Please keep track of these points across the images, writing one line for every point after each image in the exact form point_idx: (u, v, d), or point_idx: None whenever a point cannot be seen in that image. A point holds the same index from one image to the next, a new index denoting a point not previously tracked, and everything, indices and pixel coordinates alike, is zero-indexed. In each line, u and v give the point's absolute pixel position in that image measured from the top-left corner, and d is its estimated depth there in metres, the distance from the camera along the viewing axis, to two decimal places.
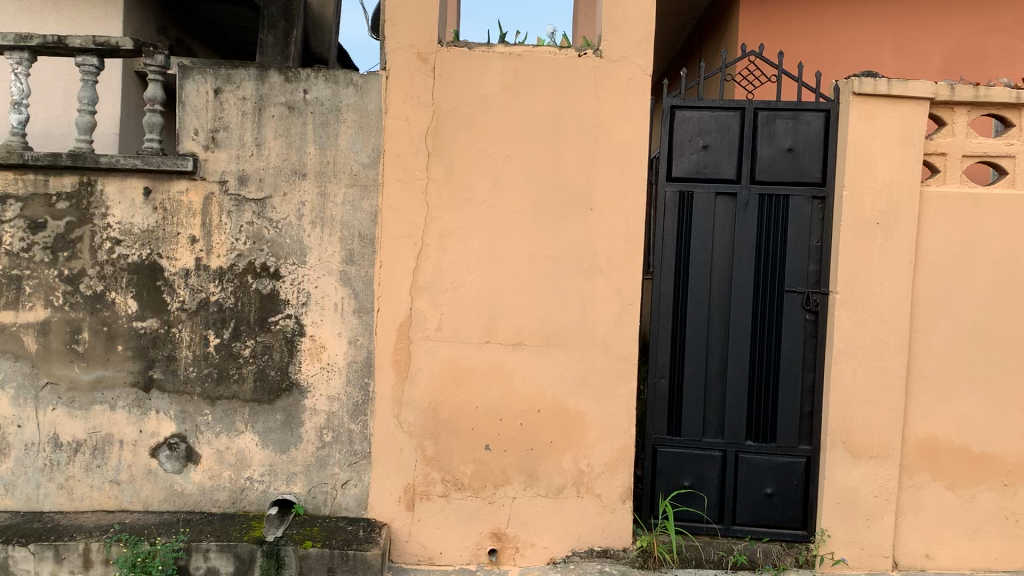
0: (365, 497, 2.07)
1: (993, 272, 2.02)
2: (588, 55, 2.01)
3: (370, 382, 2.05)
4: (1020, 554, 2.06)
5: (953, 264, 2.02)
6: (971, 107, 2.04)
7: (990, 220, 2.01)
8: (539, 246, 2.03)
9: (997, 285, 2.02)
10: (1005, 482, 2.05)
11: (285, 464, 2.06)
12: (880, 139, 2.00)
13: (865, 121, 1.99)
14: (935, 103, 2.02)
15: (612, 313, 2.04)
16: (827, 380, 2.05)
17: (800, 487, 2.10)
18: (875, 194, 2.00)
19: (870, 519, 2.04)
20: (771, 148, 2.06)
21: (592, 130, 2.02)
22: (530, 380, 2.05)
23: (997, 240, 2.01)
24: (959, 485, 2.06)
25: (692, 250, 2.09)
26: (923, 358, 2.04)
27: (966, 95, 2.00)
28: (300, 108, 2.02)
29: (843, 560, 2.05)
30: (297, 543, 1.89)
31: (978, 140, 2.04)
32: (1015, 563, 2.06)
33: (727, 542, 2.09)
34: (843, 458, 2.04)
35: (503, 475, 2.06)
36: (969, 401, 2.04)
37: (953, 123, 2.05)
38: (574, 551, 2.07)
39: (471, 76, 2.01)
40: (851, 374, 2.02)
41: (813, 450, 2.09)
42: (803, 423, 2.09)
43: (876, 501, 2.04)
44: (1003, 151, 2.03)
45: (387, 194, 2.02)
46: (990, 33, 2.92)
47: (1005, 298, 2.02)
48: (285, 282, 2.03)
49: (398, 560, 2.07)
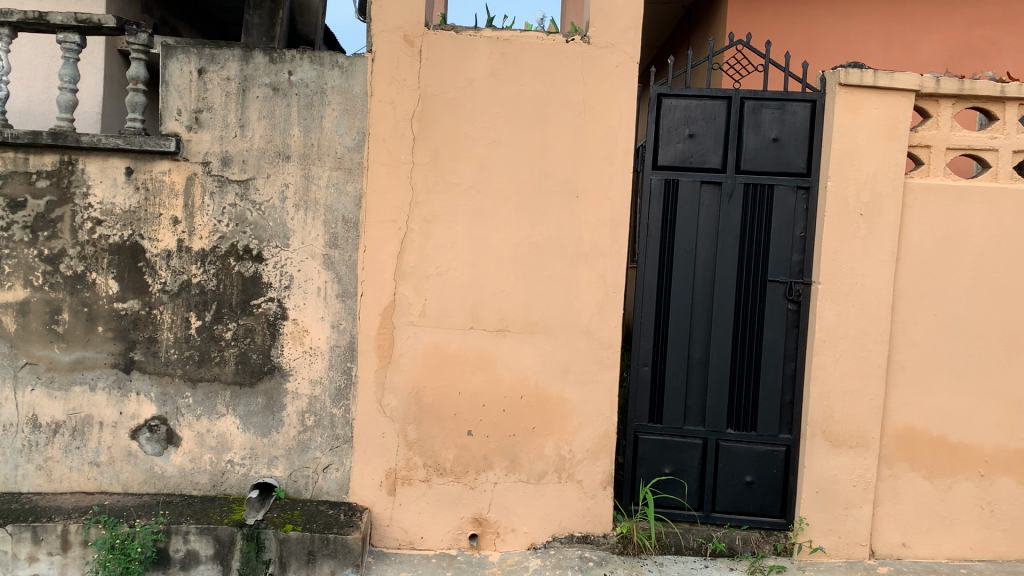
0: (346, 481, 2.07)
1: (974, 264, 2.03)
2: (575, 41, 2.00)
3: (352, 366, 2.05)
4: (995, 544, 2.09)
5: (936, 256, 2.03)
6: (956, 100, 2.05)
7: (972, 213, 2.02)
8: (524, 233, 2.03)
9: (978, 278, 2.03)
10: (982, 473, 2.07)
11: (267, 448, 2.05)
12: (866, 131, 2.00)
13: (851, 112, 2.00)
14: (920, 95, 2.03)
15: (596, 301, 2.04)
16: (808, 369, 2.06)
17: (779, 475, 2.12)
18: (859, 185, 2.00)
19: (848, 508, 2.06)
20: (757, 138, 2.07)
21: (578, 116, 2.01)
22: (513, 366, 2.05)
23: (979, 232, 2.02)
24: (936, 476, 2.08)
25: (677, 239, 2.09)
26: (904, 349, 2.05)
27: (952, 88, 2.01)
28: (284, 89, 2.00)
29: (821, 548, 2.06)
30: (278, 526, 1.89)
31: (963, 133, 2.05)
32: (990, 553, 2.09)
33: (706, 530, 2.11)
34: (823, 448, 2.05)
35: (485, 461, 2.06)
36: (949, 393, 2.06)
37: (938, 116, 2.05)
38: (554, 537, 2.08)
39: (458, 60, 2.00)
40: (832, 364, 2.03)
41: (793, 440, 2.10)
42: (784, 413, 2.11)
43: (855, 490, 2.06)
44: (987, 144, 2.04)
45: (372, 178, 2.01)
46: (977, 27, 2.93)
47: (986, 291, 2.04)
48: (268, 265, 2.02)
49: (379, 544, 2.07)
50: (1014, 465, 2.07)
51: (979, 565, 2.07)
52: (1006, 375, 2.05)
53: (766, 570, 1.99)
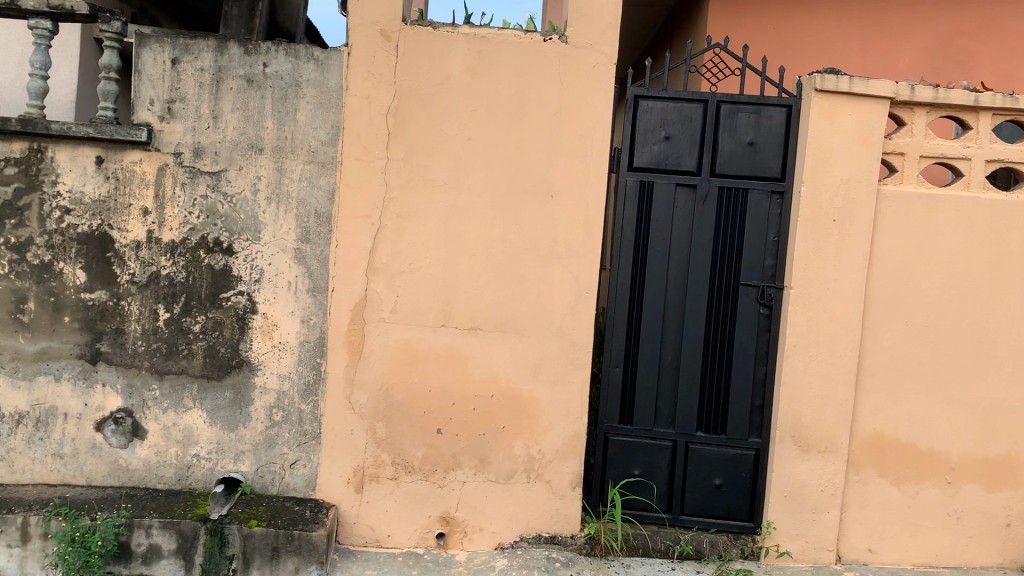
0: (313, 478, 2.05)
1: (945, 272, 2.04)
2: (553, 40, 1.99)
3: (322, 363, 2.03)
4: (960, 551, 2.10)
5: (907, 263, 2.04)
6: (930, 109, 2.05)
7: (943, 221, 2.03)
8: (498, 232, 2.02)
9: (948, 285, 2.04)
10: (949, 480, 2.08)
11: (233, 442, 2.04)
12: (840, 137, 2.00)
13: (826, 118, 2.00)
14: (895, 103, 2.03)
15: (569, 301, 2.04)
16: (778, 374, 2.06)
17: (748, 478, 2.12)
18: (832, 191, 2.01)
19: (816, 513, 2.07)
20: (732, 142, 2.07)
21: (554, 116, 2.01)
22: (483, 365, 2.04)
23: (950, 240, 2.03)
24: (904, 482, 2.08)
25: (651, 241, 2.09)
26: (874, 355, 2.06)
27: (926, 96, 2.02)
28: (259, 81, 1.98)
29: (788, 553, 2.07)
30: (242, 521, 1.87)
31: (937, 141, 2.06)
32: (955, 560, 2.10)
33: (675, 532, 2.11)
34: (791, 452, 2.06)
35: (454, 459, 2.05)
36: (917, 400, 2.07)
37: (912, 124, 2.06)
38: (522, 537, 2.08)
39: (435, 57, 1.99)
40: (802, 369, 2.04)
41: (762, 444, 2.10)
42: (753, 416, 2.11)
43: (823, 495, 2.06)
44: (959, 153, 2.05)
45: (345, 173, 2.00)
46: (954, 37, 2.96)
47: (956, 298, 2.05)
48: (238, 258, 2.00)
49: (345, 541, 2.06)
50: (981, 473, 2.08)
51: (943, 571, 2.08)
52: (975, 384, 2.06)
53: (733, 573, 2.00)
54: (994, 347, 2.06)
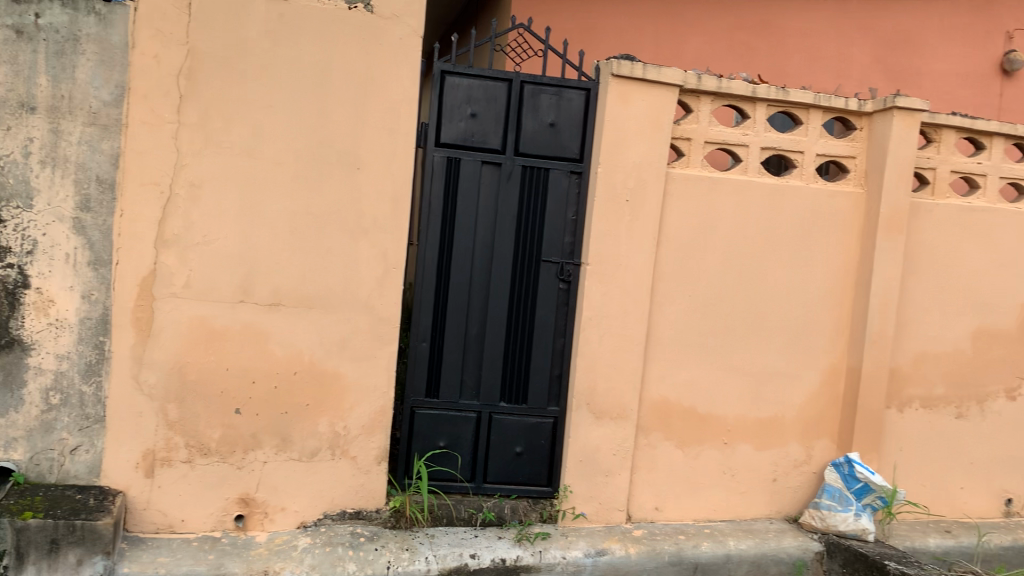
0: (97, 463, 1.92)
1: (724, 250, 2.21)
2: (358, 9, 1.95)
3: (105, 341, 1.90)
4: (734, 505, 2.30)
5: (691, 242, 2.19)
6: (713, 97, 2.21)
7: (723, 203, 2.20)
8: (300, 204, 1.97)
9: (728, 262, 2.22)
10: (726, 441, 2.27)
11: (3, 429, 1.86)
12: (634, 120, 2.11)
13: (621, 102, 2.10)
14: (684, 90, 2.17)
15: (374, 276, 2.02)
16: (575, 346, 2.16)
17: (547, 446, 2.20)
18: (626, 172, 2.12)
19: (608, 476, 2.19)
20: (534, 121, 2.12)
21: (359, 87, 1.97)
22: (285, 341, 1.99)
23: (727, 221, 2.21)
24: (687, 444, 2.25)
25: (456, 217, 2.11)
26: (662, 327, 2.20)
27: (710, 85, 2.17)
28: (30, 33, 1.80)
29: (582, 515, 2.18)
30: (15, 514, 1.73)
31: (719, 128, 2.22)
32: (729, 514, 2.30)
33: (477, 500, 2.16)
34: (586, 420, 2.16)
35: (253, 439, 1.99)
36: (699, 368, 2.23)
37: (698, 111, 2.21)
38: (325, 514, 2.05)
39: (231, 17, 1.89)
40: (597, 341, 2.14)
41: (560, 412, 2.20)
42: (552, 386, 2.20)
43: (614, 459, 2.19)
44: (738, 139, 2.22)
45: (131, 137, 1.87)
46: (735, 33, 3.19)
47: (734, 274, 2.23)
48: (7, 228, 1.83)
49: (134, 529, 1.94)
50: (753, 434, 2.29)
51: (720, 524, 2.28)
52: (749, 352, 2.26)
53: (532, 537, 2.08)
54: (765, 319, 2.26)
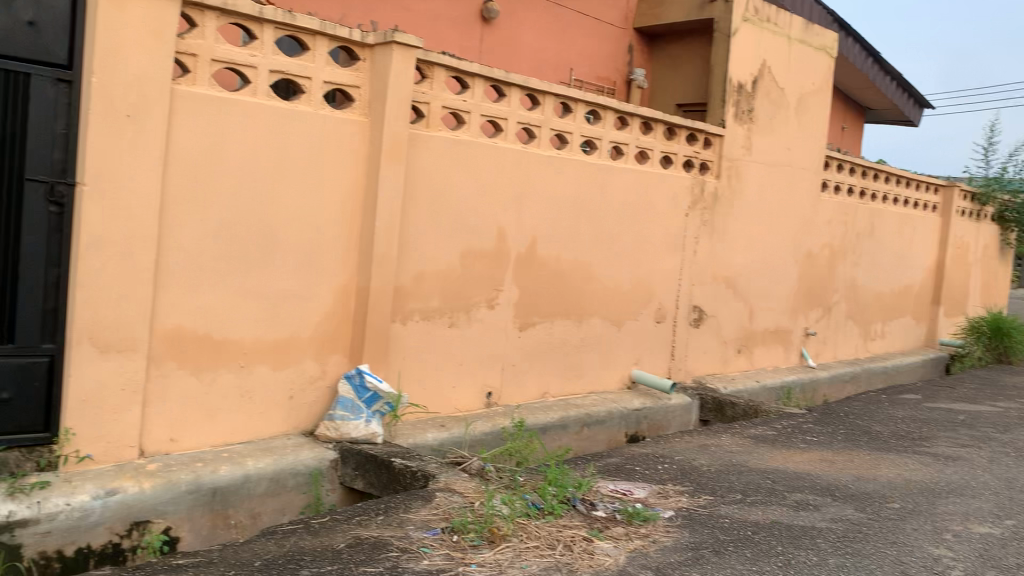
0: None
1: (233, 179, 4.15)
2: None
3: None
4: (247, 423, 4.37)
5: (195, 156, 4.00)
6: (206, 13, 4.02)
7: (226, 140, 4.10)
8: None
9: (237, 189, 4.18)
10: (239, 365, 4.30)
11: None
12: (129, 24, 3.66)
13: (118, 8, 3.62)
14: (188, 6, 3.96)
15: None
16: (72, 275, 3.64)
17: (40, 381, 3.64)
18: (125, 88, 3.69)
19: (118, 413, 3.82)
20: (14, 21, 3.47)
21: None
22: None
23: (227, 147, 4.12)
24: (202, 371, 4.16)
25: None
26: (178, 237, 4.00)
27: (208, 7, 4.00)
28: None
29: (82, 458, 3.71)
30: None
31: (228, 50, 4.13)
32: (238, 431, 4.34)
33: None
34: (88, 354, 3.70)
35: None
36: (200, 260, 4.08)
37: (202, 24, 4.01)
38: None
39: None
40: (99, 270, 3.69)
41: (54, 350, 3.66)
42: (47, 327, 3.65)
43: (118, 394, 3.81)
44: (241, 62, 4.18)
45: None
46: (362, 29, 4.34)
47: (259, 178, 4.26)
48: None
49: None
50: (257, 353, 4.37)
51: (232, 447, 4.29)
52: (262, 267, 4.34)
53: (28, 485, 3.45)
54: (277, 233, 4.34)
